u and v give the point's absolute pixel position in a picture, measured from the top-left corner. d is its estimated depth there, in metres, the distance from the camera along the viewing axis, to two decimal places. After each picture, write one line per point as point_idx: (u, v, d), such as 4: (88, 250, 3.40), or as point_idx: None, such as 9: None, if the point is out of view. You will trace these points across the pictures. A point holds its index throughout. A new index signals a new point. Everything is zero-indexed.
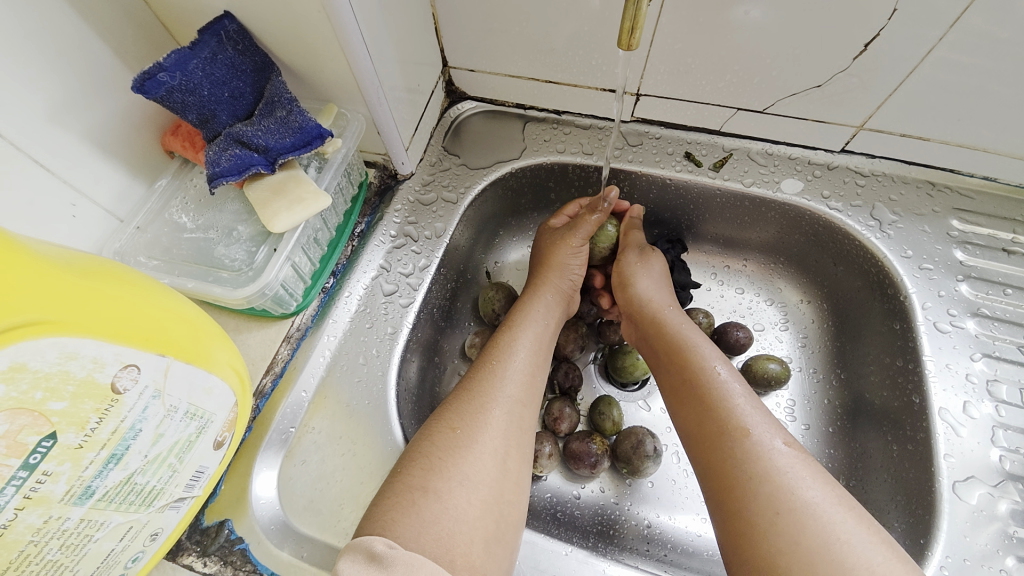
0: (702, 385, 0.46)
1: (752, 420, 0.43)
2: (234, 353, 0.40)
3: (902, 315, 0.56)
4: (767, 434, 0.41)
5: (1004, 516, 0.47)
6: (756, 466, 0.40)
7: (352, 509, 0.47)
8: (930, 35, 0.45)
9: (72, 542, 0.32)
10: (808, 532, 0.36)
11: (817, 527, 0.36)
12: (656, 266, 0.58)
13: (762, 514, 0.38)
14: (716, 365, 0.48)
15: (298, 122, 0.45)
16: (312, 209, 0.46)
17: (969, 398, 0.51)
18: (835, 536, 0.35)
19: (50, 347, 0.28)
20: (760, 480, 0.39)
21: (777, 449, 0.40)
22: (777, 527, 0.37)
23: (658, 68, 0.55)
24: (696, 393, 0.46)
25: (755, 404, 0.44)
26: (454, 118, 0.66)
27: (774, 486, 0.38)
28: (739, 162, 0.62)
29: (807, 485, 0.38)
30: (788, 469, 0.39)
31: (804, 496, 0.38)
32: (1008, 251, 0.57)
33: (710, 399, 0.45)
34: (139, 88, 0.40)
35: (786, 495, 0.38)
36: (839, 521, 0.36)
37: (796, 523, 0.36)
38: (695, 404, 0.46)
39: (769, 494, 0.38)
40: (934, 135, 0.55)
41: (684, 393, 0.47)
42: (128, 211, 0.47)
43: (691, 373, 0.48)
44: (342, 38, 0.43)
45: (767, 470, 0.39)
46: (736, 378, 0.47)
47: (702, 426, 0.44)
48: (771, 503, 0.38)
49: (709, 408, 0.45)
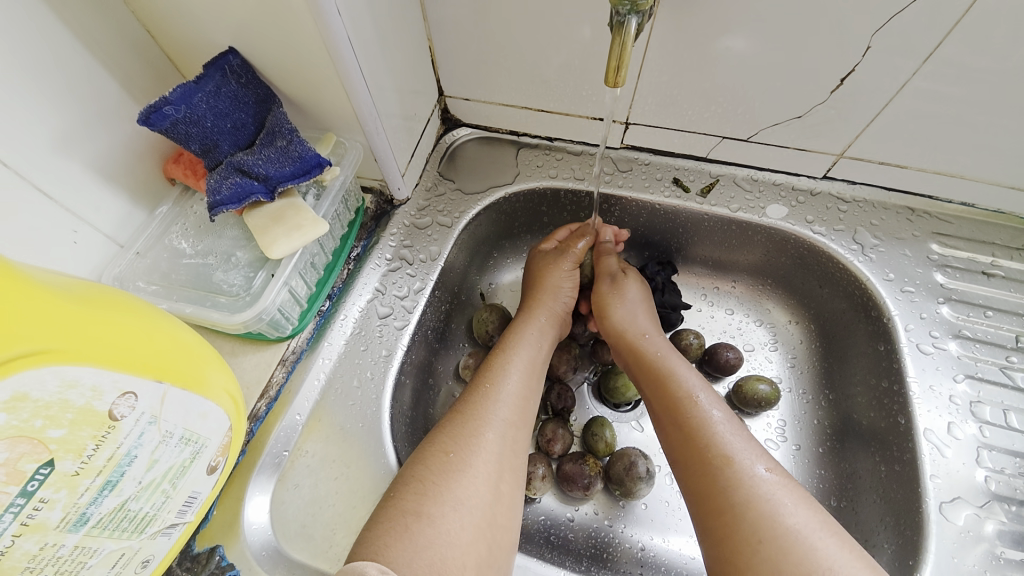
0: (686, 411, 0.47)
1: (735, 447, 0.43)
2: (229, 378, 0.40)
3: (886, 337, 0.58)
4: (751, 461, 0.42)
5: (991, 537, 0.47)
6: (740, 493, 0.40)
7: (345, 534, 0.47)
8: (905, 67, 0.48)
9: (65, 569, 0.32)
10: (791, 560, 0.36)
11: (799, 553, 0.36)
12: (631, 292, 0.59)
13: (746, 541, 0.38)
14: (704, 390, 0.48)
15: (298, 151, 0.47)
16: (309, 235, 0.47)
17: (954, 419, 0.52)
18: (817, 564, 0.36)
19: (51, 376, 0.28)
20: (744, 507, 0.39)
21: (760, 476, 0.41)
22: (760, 556, 0.37)
23: (645, 98, 0.58)
24: (679, 420, 0.47)
25: (736, 431, 0.45)
26: (449, 144, 0.68)
27: (759, 513, 0.39)
28: (726, 187, 0.64)
29: (790, 511, 0.39)
30: (772, 496, 0.40)
31: (786, 523, 0.38)
32: (987, 274, 0.59)
33: (692, 427, 0.45)
34: (144, 121, 0.42)
35: (768, 524, 0.38)
36: (821, 548, 0.37)
37: (779, 551, 0.37)
38: (679, 431, 0.46)
39: (753, 520, 0.39)
40: (910, 162, 0.57)
41: (667, 419, 0.48)
42: (129, 236, 0.48)
43: (674, 400, 0.48)
44: (343, 72, 0.45)
45: (751, 498, 0.40)
46: (719, 404, 0.47)
47: (688, 452, 0.45)
48: (755, 531, 0.38)
49: (691, 436, 0.45)
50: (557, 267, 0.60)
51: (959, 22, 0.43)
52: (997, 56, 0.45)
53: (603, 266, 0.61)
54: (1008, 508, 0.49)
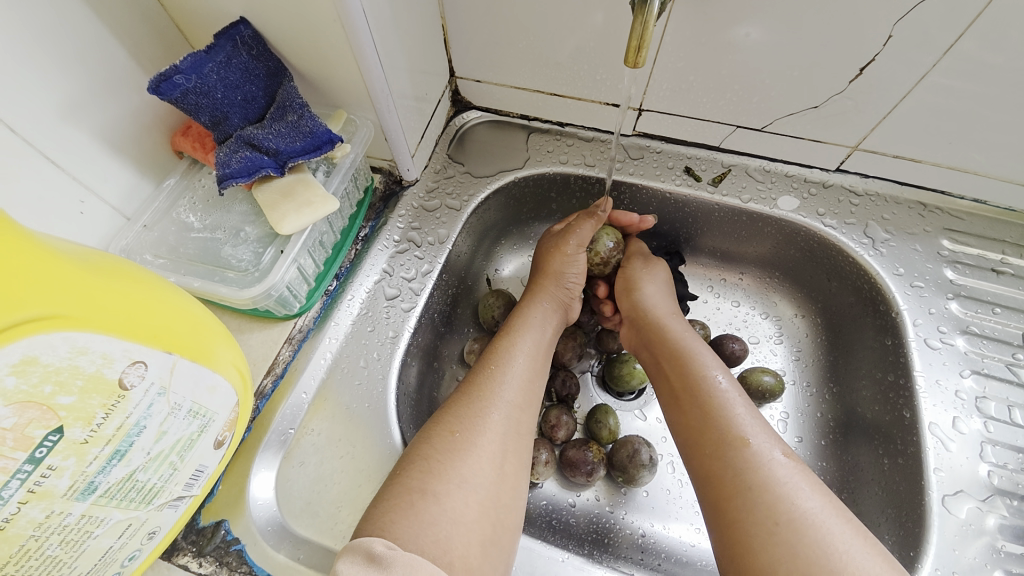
0: (703, 394, 0.47)
1: (752, 429, 0.43)
2: (237, 353, 0.40)
3: (894, 331, 0.57)
4: (767, 445, 0.42)
5: (992, 530, 0.48)
6: (756, 476, 0.40)
7: (349, 512, 0.47)
8: (922, 61, 0.47)
9: (72, 538, 0.32)
10: (805, 542, 0.36)
11: (816, 537, 0.37)
12: (661, 274, 0.60)
13: (761, 523, 0.38)
14: (721, 371, 0.49)
15: (309, 126, 0.46)
16: (319, 212, 0.46)
17: (959, 413, 0.52)
18: (834, 546, 0.36)
19: (62, 342, 0.28)
20: (760, 490, 0.40)
21: (777, 459, 0.41)
22: (774, 539, 0.37)
23: (660, 84, 0.57)
24: (694, 403, 0.47)
25: (753, 413, 0.45)
26: (459, 127, 0.68)
27: (775, 495, 0.39)
28: (737, 178, 0.64)
29: (806, 495, 0.39)
30: (788, 480, 0.40)
31: (803, 507, 0.38)
32: (996, 271, 0.58)
33: (710, 407, 0.46)
34: (154, 90, 0.41)
35: (785, 506, 0.38)
36: (838, 533, 0.37)
37: (796, 533, 0.37)
38: (695, 411, 0.47)
39: (769, 503, 0.39)
40: (925, 157, 0.56)
41: (682, 402, 0.48)
42: (135, 209, 0.47)
43: (690, 384, 0.48)
44: (356, 47, 0.44)
45: (768, 480, 0.40)
46: (736, 388, 0.48)
47: (703, 433, 0.45)
48: (771, 513, 0.38)
49: (708, 416, 0.45)
50: (562, 252, 0.58)
51: (980, 16, 0.42)
52: (1019, 50, 0.44)
53: (635, 248, 0.63)
54: (1010, 503, 0.49)
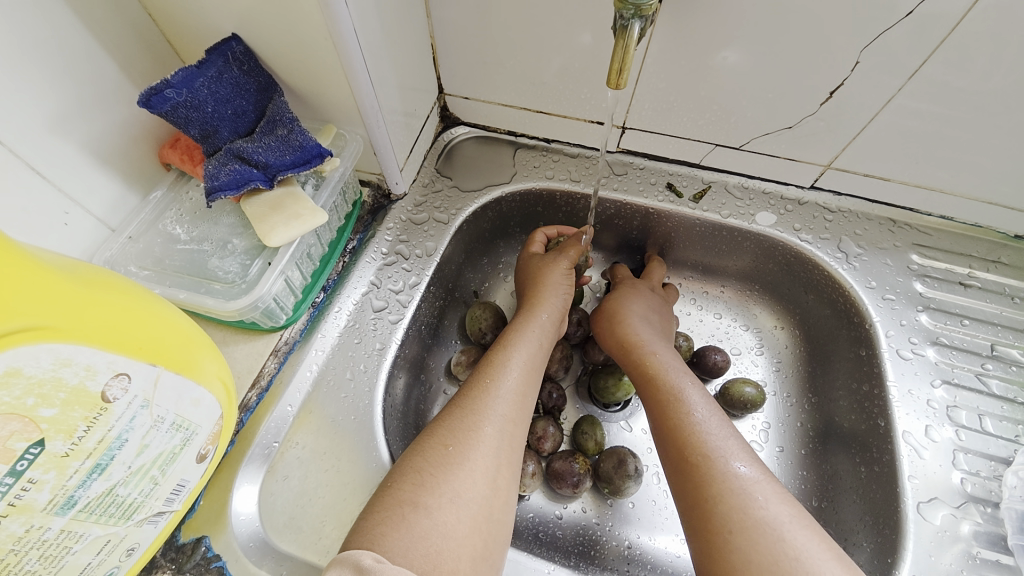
0: (671, 410, 0.48)
1: (715, 442, 0.44)
2: (222, 365, 0.40)
3: (867, 342, 0.60)
4: (728, 457, 0.43)
5: (966, 536, 0.49)
6: (715, 488, 0.41)
7: (334, 526, 0.46)
8: (890, 85, 0.50)
9: (50, 553, 0.31)
10: (759, 550, 0.37)
11: (768, 544, 0.38)
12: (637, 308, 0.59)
13: (719, 532, 0.39)
14: (693, 389, 0.49)
15: (299, 140, 0.47)
16: (308, 225, 0.46)
17: (931, 422, 0.54)
18: (785, 554, 0.37)
19: (46, 353, 0.28)
20: (717, 500, 0.41)
21: (738, 472, 0.42)
22: (731, 547, 0.38)
23: (643, 104, 0.59)
24: (663, 419, 0.48)
25: (720, 428, 0.45)
26: (447, 142, 0.69)
27: (730, 506, 0.40)
28: (717, 194, 0.66)
29: (761, 505, 0.40)
30: (744, 491, 0.41)
31: (757, 515, 0.39)
32: (964, 285, 0.61)
33: (674, 425, 0.46)
34: (145, 103, 0.41)
35: (741, 514, 0.39)
36: (790, 539, 0.38)
37: (749, 541, 0.38)
38: (665, 427, 0.47)
39: (725, 513, 0.40)
40: (894, 175, 0.59)
41: (655, 418, 0.49)
42: (120, 221, 0.47)
43: (659, 398, 0.49)
44: (347, 64, 0.45)
45: (727, 491, 0.41)
46: (706, 403, 0.48)
47: (671, 448, 0.46)
48: (727, 522, 0.39)
49: (674, 433, 0.46)
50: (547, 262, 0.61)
51: (943, 43, 0.45)
52: (978, 75, 0.47)
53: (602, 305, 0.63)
54: (983, 509, 0.51)
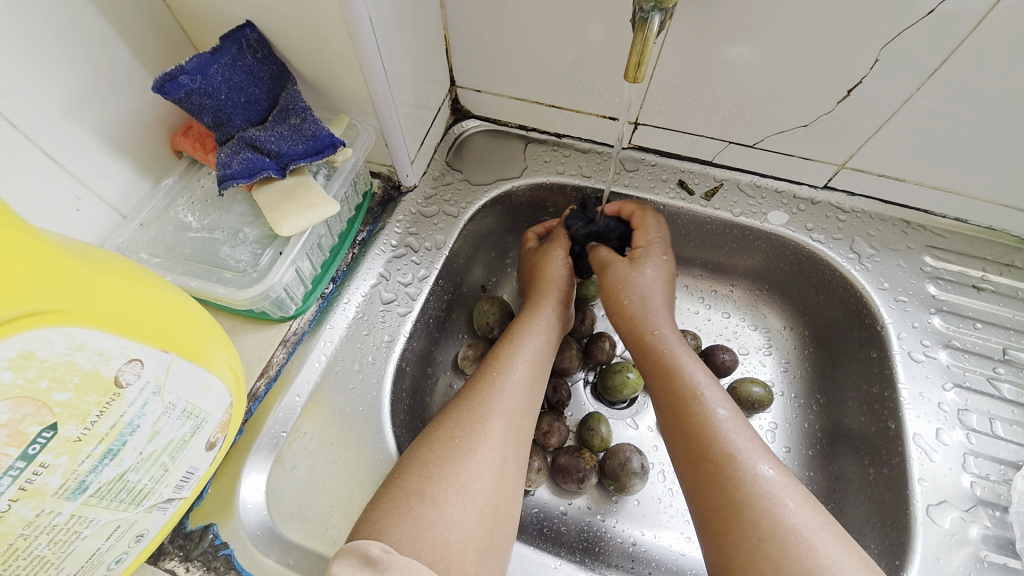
0: (690, 409, 0.47)
1: (739, 444, 0.44)
2: (233, 354, 0.40)
3: (879, 344, 0.59)
4: (754, 460, 0.43)
5: (975, 540, 0.49)
6: (741, 491, 0.41)
7: (341, 517, 0.46)
8: (907, 84, 0.49)
9: (60, 538, 0.31)
10: (789, 557, 0.37)
11: (799, 551, 0.37)
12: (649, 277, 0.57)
13: (747, 537, 0.39)
14: (710, 386, 0.49)
15: (311, 130, 0.47)
16: (320, 215, 0.46)
17: (942, 425, 0.54)
18: (817, 563, 0.37)
19: (60, 337, 0.28)
20: (745, 504, 0.40)
21: (763, 475, 0.42)
22: (761, 552, 0.38)
23: (657, 99, 0.58)
24: (682, 418, 0.47)
25: (741, 429, 0.45)
26: (457, 135, 0.68)
27: (758, 511, 0.40)
28: (729, 192, 0.65)
29: (790, 511, 0.40)
30: (772, 496, 0.40)
31: (787, 522, 0.39)
32: (977, 288, 0.60)
33: (694, 425, 0.46)
34: (158, 89, 0.41)
35: (769, 520, 0.39)
36: (820, 548, 0.38)
37: (779, 547, 0.38)
38: (684, 427, 0.47)
39: (753, 518, 0.40)
40: (909, 176, 0.59)
41: (671, 416, 0.48)
42: (132, 208, 0.47)
43: (680, 397, 0.48)
44: (361, 53, 0.45)
45: (753, 495, 0.41)
46: (725, 401, 0.48)
47: (690, 449, 0.45)
48: (755, 529, 0.39)
49: (694, 434, 0.46)
50: (551, 254, 0.60)
51: (963, 42, 0.45)
52: (997, 77, 0.46)
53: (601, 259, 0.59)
54: (993, 513, 0.50)
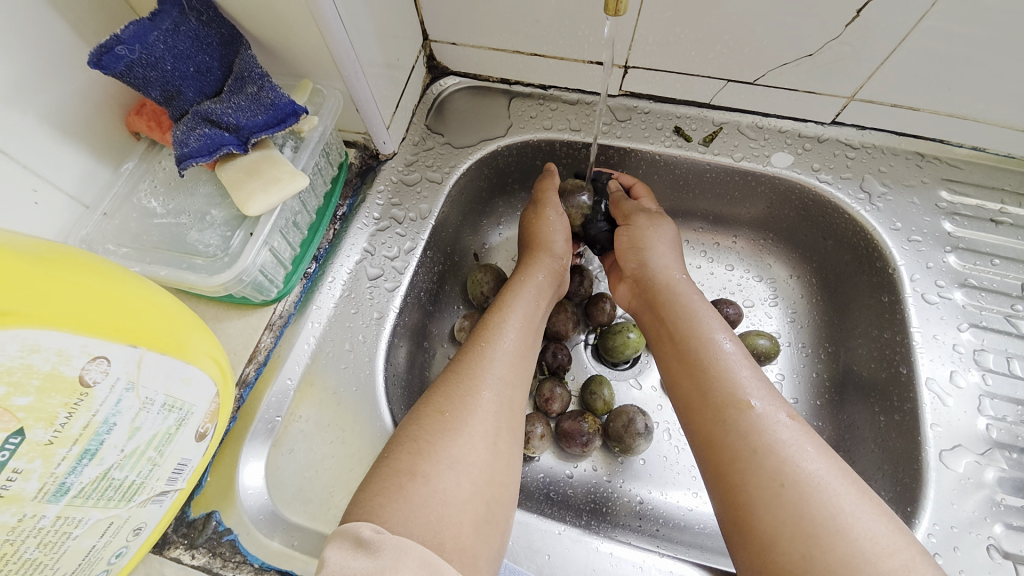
0: (709, 355, 0.46)
1: (757, 392, 0.43)
2: (212, 343, 0.38)
3: (890, 288, 0.56)
4: (768, 411, 0.41)
5: (991, 483, 0.48)
6: (760, 438, 0.40)
7: (343, 497, 0.46)
8: (920, 2, 0.44)
9: (50, 540, 0.31)
10: (812, 504, 0.36)
11: (821, 497, 0.36)
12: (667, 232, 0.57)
13: (767, 485, 0.37)
14: (725, 334, 0.48)
15: (270, 98, 0.43)
16: (288, 190, 0.44)
17: (957, 367, 0.52)
18: (839, 508, 0.35)
19: (10, 339, 0.26)
20: (762, 453, 0.39)
21: (782, 420, 0.41)
22: (780, 499, 0.36)
23: (646, 38, 0.53)
24: (699, 364, 0.46)
25: (758, 376, 0.44)
26: (436, 94, 0.64)
27: (779, 459, 0.38)
28: (729, 136, 0.61)
29: (809, 457, 0.38)
30: (791, 442, 0.39)
31: (807, 469, 0.38)
32: (995, 222, 0.57)
33: (715, 370, 0.45)
34: (96, 63, 0.38)
35: (790, 467, 0.38)
36: (840, 494, 0.36)
37: (800, 495, 0.36)
38: (698, 374, 0.45)
39: (774, 466, 0.38)
40: (923, 105, 0.54)
41: (685, 360, 0.47)
42: (94, 196, 0.45)
43: (695, 345, 0.47)
44: (314, 9, 0.41)
45: (773, 442, 0.39)
46: (740, 349, 0.47)
47: (706, 395, 0.44)
48: (776, 475, 0.37)
49: (708, 383, 0.44)
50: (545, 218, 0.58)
51: None
52: None
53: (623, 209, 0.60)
54: (1009, 455, 0.49)
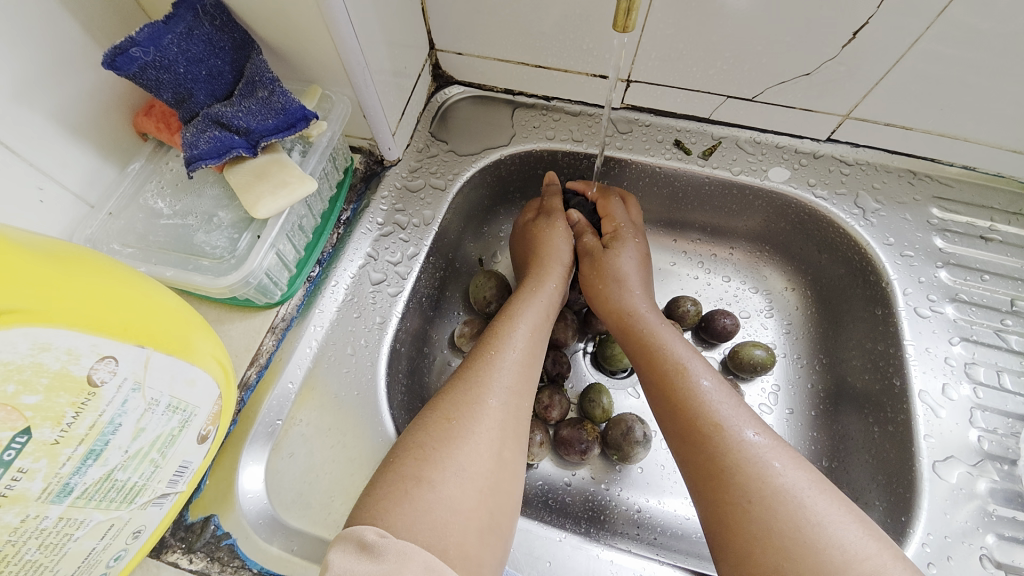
0: (675, 381, 0.46)
1: (723, 414, 0.43)
2: (217, 345, 0.38)
3: (884, 301, 0.58)
4: (739, 427, 0.42)
5: (982, 494, 0.49)
6: (728, 458, 0.40)
7: (343, 501, 0.46)
8: (914, 26, 0.46)
9: (50, 542, 0.30)
10: (779, 517, 0.37)
11: (791, 511, 0.37)
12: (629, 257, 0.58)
13: (736, 503, 0.39)
14: (694, 358, 0.48)
15: (281, 103, 0.44)
16: (297, 194, 0.44)
17: (948, 380, 0.53)
18: (809, 521, 0.36)
19: (22, 338, 0.26)
20: (733, 471, 0.40)
21: (750, 440, 0.41)
22: (749, 516, 0.38)
23: (649, 53, 0.55)
24: (667, 389, 0.46)
25: (727, 397, 0.44)
26: (441, 103, 0.65)
27: (747, 476, 0.39)
28: (728, 150, 0.62)
29: (779, 473, 0.39)
30: (760, 459, 0.40)
31: (775, 484, 0.38)
32: (985, 239, 0.58)
33: (682, 395, 0.45)
34: (109, 65, 0.38)
35: (758, 483, 0.39)
36: (810, 506, 0.37)
37: (767, 510, 0.37)
38: (668, 399, 0.46)
39: (742, 483, 0.39)
40: (916, 124, 0.56)
41: (656, 385, 0.47)
42: (99, 196, 0.45)
43: (663, 369, 0.48)
44: (328, 17, 0.41)
45: (743, 460, 0.40)
46: (710, 372, 0.47)
47: (677, 419, 0.44)
48: (744, 492, 0.39)
49: (678, 406, 0.45)
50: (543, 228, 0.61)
51: None
52: (1005, 16, 0.43)
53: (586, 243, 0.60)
54: (1000, 467, 0.50)
